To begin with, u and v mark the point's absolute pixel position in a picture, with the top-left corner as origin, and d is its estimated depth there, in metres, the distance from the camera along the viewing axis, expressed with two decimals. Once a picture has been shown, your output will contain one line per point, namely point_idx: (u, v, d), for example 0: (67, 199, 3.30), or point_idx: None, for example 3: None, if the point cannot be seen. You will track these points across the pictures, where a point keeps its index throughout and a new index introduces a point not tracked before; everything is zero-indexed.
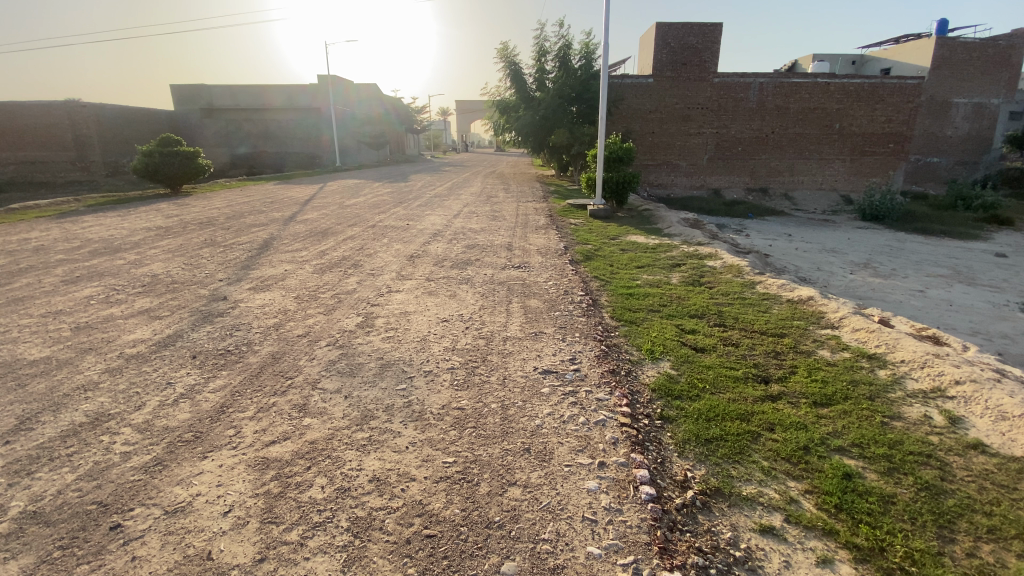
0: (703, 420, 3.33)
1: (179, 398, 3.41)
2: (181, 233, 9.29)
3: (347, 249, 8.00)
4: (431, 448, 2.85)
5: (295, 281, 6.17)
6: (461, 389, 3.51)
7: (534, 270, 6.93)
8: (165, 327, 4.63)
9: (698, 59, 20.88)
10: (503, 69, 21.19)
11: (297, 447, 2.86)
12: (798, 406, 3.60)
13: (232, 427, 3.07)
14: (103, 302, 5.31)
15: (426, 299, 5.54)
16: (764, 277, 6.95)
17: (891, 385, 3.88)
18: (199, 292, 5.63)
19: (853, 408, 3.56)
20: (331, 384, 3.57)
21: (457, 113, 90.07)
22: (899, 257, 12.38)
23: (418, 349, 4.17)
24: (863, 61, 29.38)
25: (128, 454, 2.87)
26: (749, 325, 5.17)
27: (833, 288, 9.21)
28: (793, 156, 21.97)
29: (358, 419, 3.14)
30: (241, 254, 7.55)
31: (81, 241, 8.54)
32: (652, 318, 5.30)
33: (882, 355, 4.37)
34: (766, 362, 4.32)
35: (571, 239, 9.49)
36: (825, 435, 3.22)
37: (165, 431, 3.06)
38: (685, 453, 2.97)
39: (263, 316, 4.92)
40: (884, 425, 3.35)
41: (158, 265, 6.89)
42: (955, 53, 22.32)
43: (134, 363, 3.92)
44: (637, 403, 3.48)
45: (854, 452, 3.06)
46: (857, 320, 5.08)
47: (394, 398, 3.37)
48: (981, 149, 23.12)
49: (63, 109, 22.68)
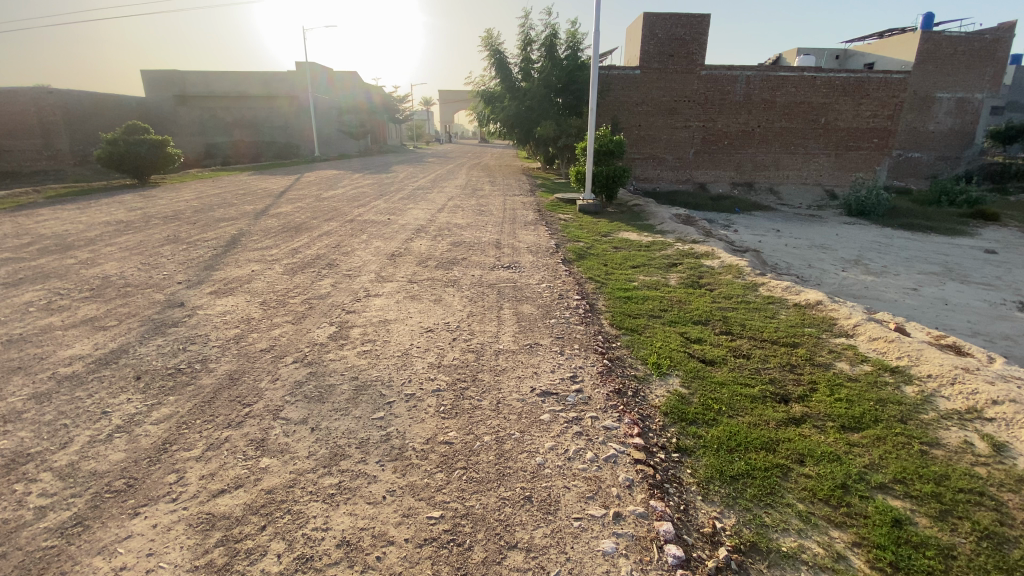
0: (724, 451, 2.92)
1: (114, 432, 2.86)
2: (143, 228, 8.62)
3: (322, 247, 7.44)
4: (413, 498, 2.39)
5: (263, 285, 5.59)
6: (448, 417, 3.04)
7: (525, 271, 6.47)
8: (109, 341, 4.03)
9: (686, 51, 20.48)
10: (488, 57, 20.48)
11: (251, 499, 2.38)
12: (825, 431, 3.23)
13: (175, 472, 2.56)
14: (42, 311, 4.64)
15: (408, 305, 5.05)
16: (766, 278, 6.58)
17: (921, 405, 3.55)
18: (153, 298, 5.03)
19: (886, 433, 3.20)
20: (296, 412, 3.08)
21: (440, 104, 89.08)
22: (889, 253, 12.20)
23: (399, 367, 3.68)
24: (846, 55, 29.38)
25: (44, 510, 2.32)
26: (758, 334, 4.77)
27: (827, 286, 8.96)
28: (779, 150, 21.83)
29: (327, 459, 2.67)
30: (204, 253, 6.91)
31: (31, 237, 7.81)
32: (654, 326, 4.87)
33: (907, 369, 4.05)
34: (782, 377, 3.94)
35: (561, 235, 9.09)
36: (862, 469, 2.86)
37: (92, 477, 2.51)
38: (710, 496, 2.56)
39: (223, 326, 4.39)
40: (923, 455, 3.00)
41: (112, 265, 6.22)
42: (939, 47, 22.36)
43: (66, 388, 3.30)
44: (650, 432, 3.05)
45: (897, 489, 2.71)
46: (874, 328, 4.73)
47: (370, 431, 2.90)
48: (963, 144, 23.26)
49: (29, 95, 21.45)
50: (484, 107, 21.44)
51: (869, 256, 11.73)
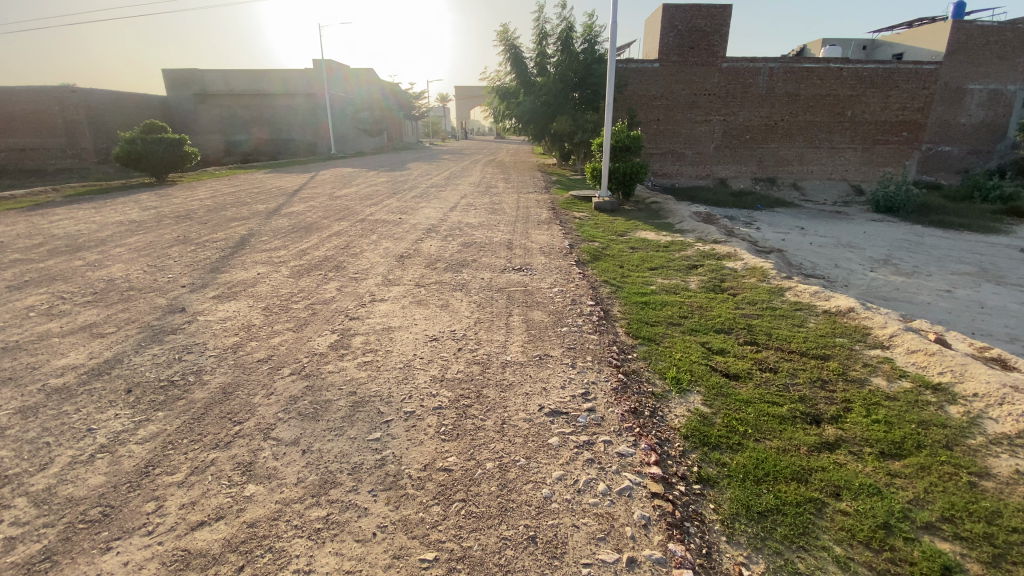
0: (751, 482, 2.65)
1: (97, 452, 2.70)
2: (154, 228, 8.58)
3: (331, 248, 7.29)
4: (406, 535, 2.19)
5: (267, 288, 5.46)
6: (448, 440, 2.82)
7: (537, 273, 6.22)
8: (105, 349, 3.90)
9: (706, 42, 19.90)
10: (503, 52, 20.18)
11: (231, 534, 2.19)
12: (862, 459, 2.94)
13: (154, 500, 2.38)
14: (43, 315, 4.55)
15: (414, 310, 4.85)
16: (794, 281, 6.20)
17: (968, 429, 3.22)
18: (155, 302, 4.92)
19: (930, 461, 2.89)
20: (288, 432, 2.89)
21: (456, 99, 89.01)
22: (920, 253, 11.63)
23: (400, 380, 3.48)
24: (873, 46, 28.30)
25: (13, 541, 2.17)
26: (786, 344, 4.46)
27: (855, 288, 8.49)
28: (803, 144, 21.14)
29: (316, 487, 2.47)
30: (212, 255, 6.80)
31: (44, 237, 7.82)
32: (673, 335, 4.58)
33: (950, 387, 3.70)
34: (812, 395, 3.63)
35: (576, 235, 8.81)
36: (905, 504, 2.56)
37: (67, 505, 2.35)
38: (736, 538, 2.30)
39: (222, 333, 4.24)
40: (972, 488, 2.69)
41: (119, 267, 6.16)
42: (971, 37, 21.38)
43: (54, 402, 3.17)
44: (668, 459, 2.80)
45: (944, 530, 2.41)
46: (912, 339, 4.38)
47: (364, 455, 2.69)
48: (996, 137, 22.20)
49: (53, 95, 21.83)
50: (499, 103, 21.17)
51: (899, 256, 11.18)
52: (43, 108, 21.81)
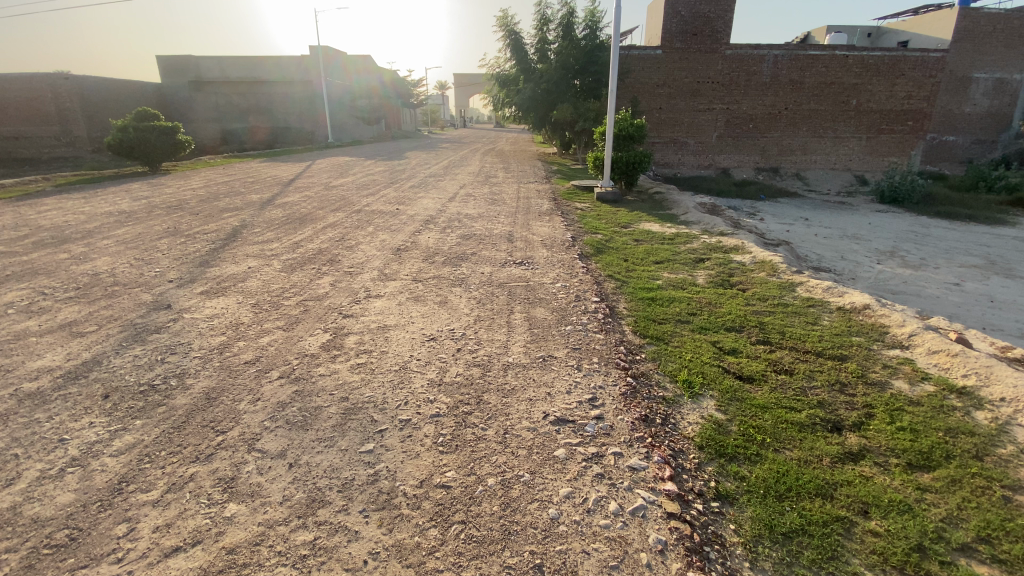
0: (774, 498, 2.46)
1: (67, 466, 2.50)
2: (144, 218, 8.34)
3: (325, 240, 7.06)
4: (400, 563, 1.99)
5: (257, 283, 5.22)
6: (447, 452, 2.62)
7: (539, 268, 5.99)
8: (84, 349, 3.70)
9: (710, 29, 19.46)
10: (503, 38, 19.73)
11: (208, 562, 2.00)
12: (889, 471, 2.75)
13: (126, 521, 2.18)
14: (22, 312, 4.34)
15: (410, 308, 4.64)
16: (805, 276, 5.97)
17: (997, 437, 3.02)
18: (139, 299, 4.70)
19: (961, 474, 2.70)
20: (275, 443, 2.69)
21: (456, 87, 88.07)
22: (927, 244, 11.40)
23: (395, 385, 3.27)
24: (879, 33, 27.79)
25: None
26: (800, 343, 4.27)
27: (862, 282, 8.25)
28: (807, 133, 20.82)
29: (303, 507, 2.27)
30: (202, 247, 6.57)
31: (30, 228, 7.60)
32: (683, 334, 4.38)
33: (976, 391, 3.50)
34: (832, 400, 3.42)
35: (577, 226, 8.57)
36: (939, 523, 2.37)
37: (31, 527, 2.15)
38: (760, 564, 2.11)
39: (208, 333, 4.02)
40: (1008, 504, 2.50)
41: (104, 260, 5.93)
42: (977, 24, 20.92)
43: (25, 408, 2.96)
44: (683, 473, 2.60)
45: (982, 552, 2.22)
46: (932, 339, 4.18)
47: (356, 469, 2.49)
48: (1001, 127, 21.86)
49: (45, 82, 21.40)
50: (498, 91, 20.82)
51: (905, 248, 10.94)
52: (36, 95, 21.42)
